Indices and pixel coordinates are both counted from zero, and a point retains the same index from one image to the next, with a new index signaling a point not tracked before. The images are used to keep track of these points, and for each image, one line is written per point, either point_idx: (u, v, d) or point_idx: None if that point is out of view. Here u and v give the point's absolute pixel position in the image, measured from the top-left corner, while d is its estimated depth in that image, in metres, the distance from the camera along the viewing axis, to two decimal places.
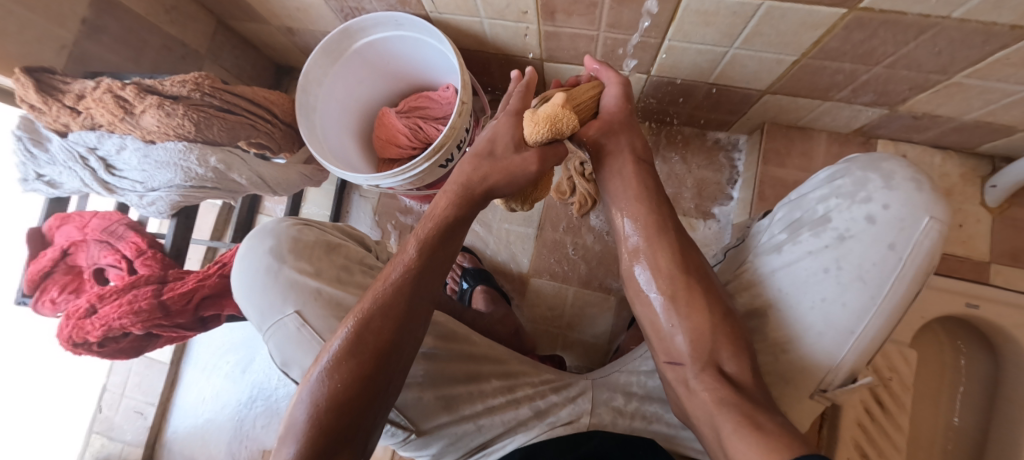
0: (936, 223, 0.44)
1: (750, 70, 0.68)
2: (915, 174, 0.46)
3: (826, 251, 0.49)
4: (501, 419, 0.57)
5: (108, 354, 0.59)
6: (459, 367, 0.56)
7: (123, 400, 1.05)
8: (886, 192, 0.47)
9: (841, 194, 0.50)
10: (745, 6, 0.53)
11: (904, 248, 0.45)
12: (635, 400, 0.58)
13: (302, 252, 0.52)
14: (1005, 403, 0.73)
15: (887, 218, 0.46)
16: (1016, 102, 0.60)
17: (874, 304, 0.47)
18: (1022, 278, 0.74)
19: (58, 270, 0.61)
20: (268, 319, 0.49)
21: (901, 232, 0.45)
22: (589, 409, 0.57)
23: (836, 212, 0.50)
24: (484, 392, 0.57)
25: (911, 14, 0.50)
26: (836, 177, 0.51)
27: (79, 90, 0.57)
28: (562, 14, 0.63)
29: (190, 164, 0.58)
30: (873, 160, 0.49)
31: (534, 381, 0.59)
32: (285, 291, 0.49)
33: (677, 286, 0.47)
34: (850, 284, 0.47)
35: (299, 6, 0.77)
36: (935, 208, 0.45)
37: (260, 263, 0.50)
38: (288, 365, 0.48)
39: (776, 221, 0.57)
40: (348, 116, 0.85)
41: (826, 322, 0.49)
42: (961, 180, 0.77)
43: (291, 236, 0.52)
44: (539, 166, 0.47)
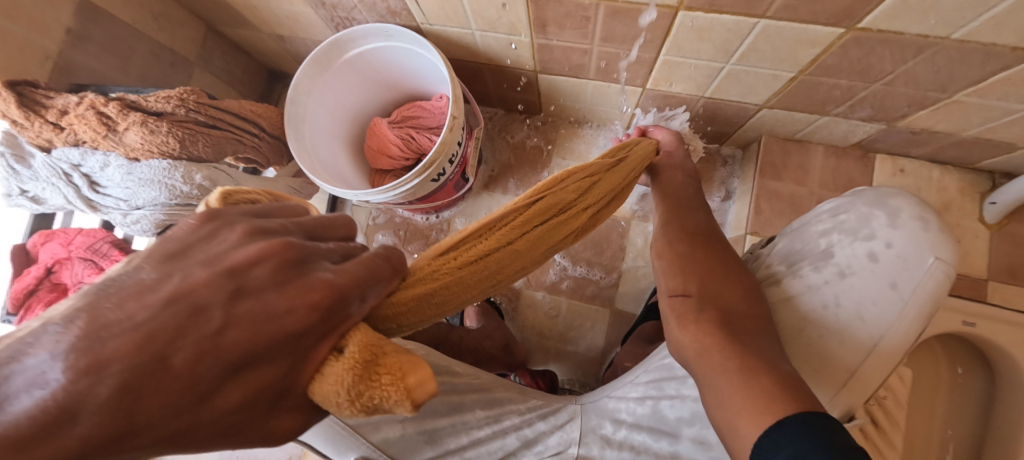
0: (941, 265, 0.43)
1: (746, 84, 0.67)
2: (922, 212, 0.46)
3: (826, 286, 0.48)
4: (487, 450, 0.57)
5: None
6: (444, 400, 0.54)
7: None
8: (890, 230, 0.46)
9: (844, 229, 0.49)
10: (740, 23, 0.52)
11: (906, 288, 0.44)
12: (623, 427, 0.56)
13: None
14: (1000, 422, 0.72)
15: (889, 256, 0.45)
16: (1016, 121, 0.59)
17: (875, 345, 0.45)
18: (1020, 295, 0.73)
19: (42, 288, 0.60)
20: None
21: (904, 271, 0.45)
22: (577, 438, 0.57)
23: (838, 247, 0.49)
24: (467, 423, 0.56)
25: (909, 34, 0.48)
26: (839, 212, 0.51)
27: (63, 105, 0.55)
28: (555, 27, 0.62)
29: (174, 182, 0.57)
30: (881, 196, 0.48)
31: (520, 409, 0.58)
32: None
33: (693, 246, 0.50)
34: (849, 322, 0.46)
35: (289, 14, 0.75)
36: (941, 248, 0.44)
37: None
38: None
39: (775, 252, 0.57)
40: (338, 126, 0.84)
41: (823, 359, 0.47)
42: (959, 195, 0.76)
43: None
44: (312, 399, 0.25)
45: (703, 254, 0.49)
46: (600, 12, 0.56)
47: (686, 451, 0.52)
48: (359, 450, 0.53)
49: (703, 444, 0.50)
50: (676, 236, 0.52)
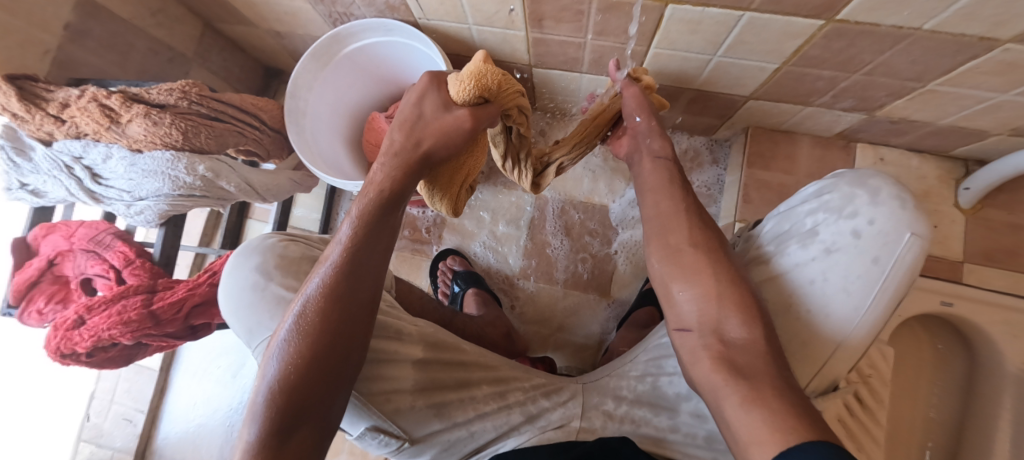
0: (919, 239, 0.46)
1: (734, 76, 0.69)
2: (900, 192, 0.47)
3: (813, 262, 0.50)
4: (494, 425, 0.58)
5: (97, 364, 0.58)
6: (448, 374, 0.57)
7: (112, 407, 1.03)
8: (872, 207, 0.48)
9: (829, 208, 0.51)
10: (728, 16, 0.55)
11: (887, 262, 0.46)
12: (625, 404, 0.59)
13: (288, 268, 0.52)
14: (981, 397, 0.75)
15: (871, 233, 0.47)
16: (988, 109, 0.63)
17: (859, 316, 0.48)
18: (995, 276, 0.77)
19: (44, 280, 0.60)
20: (257, 338, 0.50)
21: (884, 247, 0.47)
22: (579, 412, 0.58)
23: (823, 225, 0.50)
24: (475, 398, 0.58)
25: (886, 25, 0.51)
26: (823, 192, 0.52)
27: (63, 98, 0.56)
28: (550, 21, 0.64)
29: (178, 173, 0.58)
30: (860, 177, 0.50)
31: (525, 387, 0.60)
32: (272, 310, 0.50)
33: (685, 258, 0.47)
34: (834, 296, 0.48)
35: (287, 10, 0.76)
36: (918, 224, 0.46)
37: (246, 279, 0.51)
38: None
39: (767, 232, 0.58)
40: (337, 120, 0.85)
41: (812, 331, 0.50)
42: (937, 182, 0.80)
43: (279, 252, 0.53)
44: (473, 124, 0.45)
45: (704, 270, 0.46)
46: (593, 6, 0.58)
47: (685, 424, 0.56)
48: (370, 420, 0.52)
49: (701, 417, 0.56)
50: (677, 250, 0.48)
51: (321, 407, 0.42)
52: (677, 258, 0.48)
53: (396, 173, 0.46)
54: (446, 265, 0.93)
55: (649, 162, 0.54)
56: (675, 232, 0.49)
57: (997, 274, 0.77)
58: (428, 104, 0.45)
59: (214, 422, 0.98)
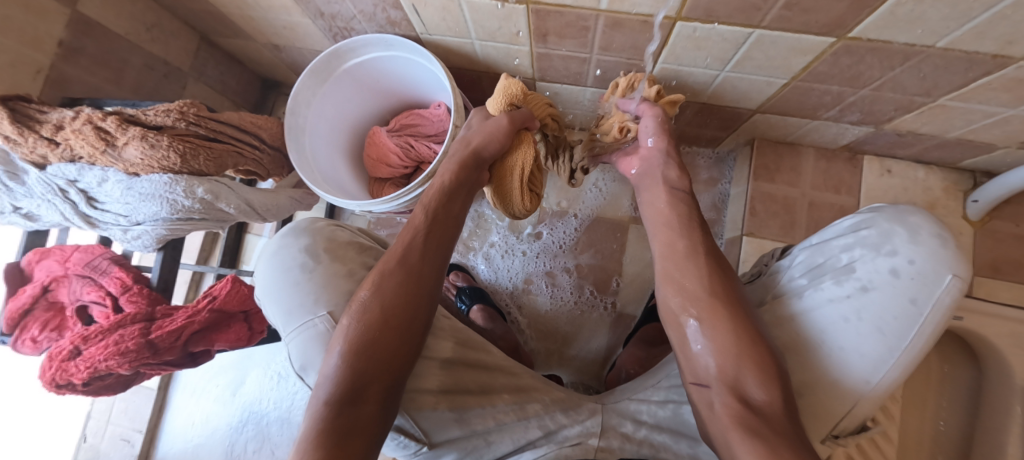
0: (959, 281, 0.45)
1: (740, 90, 0.68)
2: (941, 231, 0.47)
3: (847, 299, 0.49)
4: (511, 436, 0.58)
5: (93, 392, 0.57)
6: (472, 378, 0.58)
7: (109, 427, 1.02)
8: (911, 247, 0.47)
9: (866, 245, 0.51)
10: (736, 33, 0.54)
11: (925, 304, 0.46)
12: (644, 427, 0.58)
13: (335, 253, 0.54)
14: (988, 410, 0.75)
15: (911, 273, 0.47)
16: (997, 123, 0.62)
17: (893, 355, 0.47)
18: (1004, 289, 0.77)
19: (38, 307, 0.58)
20: (293, 320, 0.49)
21: (923, 287, 0.46)
22: (598, 431, 0.58)
23: (860, 262, 0.50)
24: (496, 407, 0.58)
25: (897, 43, 0.51)
26: (861, 227, 0.52)
27: (57, 120, 0.55)
28: (555, 37, 0.63)
29: (176, 196, 0.56)
30: (900, 212, 0.50)
31: (545, 398, 0.61)
32: (317, 291, 0.49)
33: (703, 308, 0.47)
34: (868, 334, 0.48)
35: (286, 25, 0.75)
36: (958, 265, 0.45)
37: (294, 259, 0.52)
38: (305, 369, 0.47)
39: (796, 264, 0.58)
40: (338, 135, 0.84)
41: (842, 369, 0.48)
42: (944, 194, 0.80)
43: (327, 237, 0.55)
44: (510, 126, 0.57)
45: (718, 318, 0.46)
46: (599, 22, 0.57)
47: (705, 453, 0.55)
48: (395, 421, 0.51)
49: None
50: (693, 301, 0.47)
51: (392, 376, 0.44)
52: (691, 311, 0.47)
53: (456, 168, 0.55)
54: (450, 280, 0.91)
55: (665, 193, 0.55)
56: (689, 277, 0.49)
57: (1004, 286, 0.77)
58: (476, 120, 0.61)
59: (211, 441, 0.96)
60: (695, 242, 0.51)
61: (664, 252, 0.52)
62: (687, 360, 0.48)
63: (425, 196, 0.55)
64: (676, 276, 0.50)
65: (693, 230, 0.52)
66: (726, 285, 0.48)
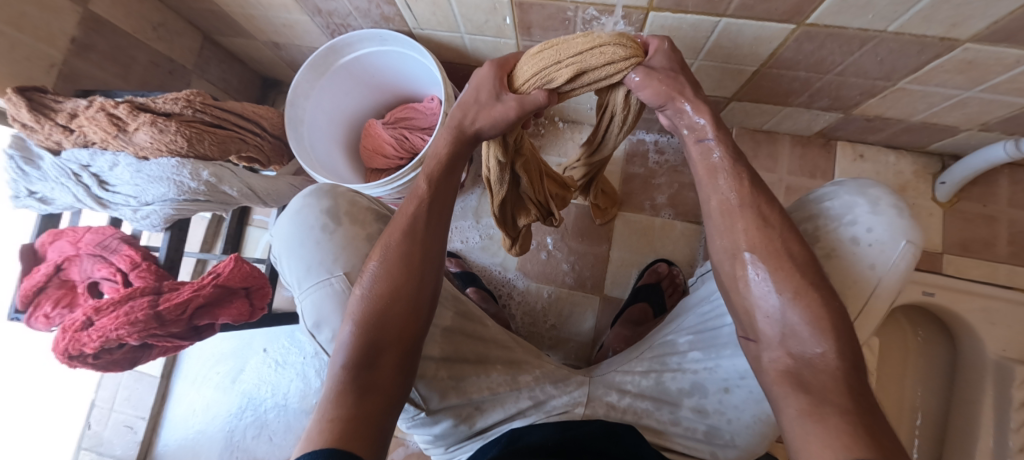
0: (912, 246, 0.46)
1: (715, 78, 0.73)
2: (898, 201, 0.48)
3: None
4: (503, 406, 0.61)
5: (102, 366, 0.60)
6: (470, 349, 0.62)
7: (113, 414, 1.04)
8: (872, 216, 0.47)
9: (829, 216, 0.50)
10: (705, 22, 0.58)
11: (882, 268, 0.47)
12: (628, 396, 0.61)
13: (355, 216, 0.58)
14: (963, 384, 0.77)
15: (871, 241, 0.47)
16: (955, 105, 0.66)
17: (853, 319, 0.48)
18: (973, 266, 0.80)
19: (51, 285, 0.62)
20: (311, 277, 0.54)
21: (881, 255, 0.47)
22: (584, 400, 0.61)
23: (823, 232, 0.50)
24: (491, 378, 0.62)
25: (852, 28, 0.55)
26: (824, 200, 0.51)
27: (71, 109, 0.59)
28: (538, 29, 0.67)
29: (183, 178, 0.60)
30: (860, 186, 0.50)
31: (535, 371, 0.64)
32: (336, 252, 0.54)
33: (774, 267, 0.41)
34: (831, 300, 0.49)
35: (285, 22, 0.79)
36: (912, 232, 0.46)
37: (315, 220, 0.56)
38: (318, 325, 0.53)
39: None
40: (334, 128, 0.87)
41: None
42: (914, 177, 0.83)
43: (347, 200, 0.58)
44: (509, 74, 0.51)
45: (779, 271, 0.41)
46: (578, 14, 0.62)
47: (685, 418, 0.58)
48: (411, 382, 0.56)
49: (701, 412, 0.57)
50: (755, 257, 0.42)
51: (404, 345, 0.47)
52: (754, 268, 0.42)
53: (452, 138, 0.51)
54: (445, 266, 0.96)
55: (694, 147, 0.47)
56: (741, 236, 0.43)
57: (974, 263, 0.80)
58: (484, 89, 0.50)
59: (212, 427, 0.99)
60: (756, 194, 0.44)
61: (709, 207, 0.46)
62: (746, 313, 0.44)
63: (426, 167, 0.53)
64: (728, 236, 0.44)
65: (749, 178, 0.44)
66: (802, 247, 0.42)
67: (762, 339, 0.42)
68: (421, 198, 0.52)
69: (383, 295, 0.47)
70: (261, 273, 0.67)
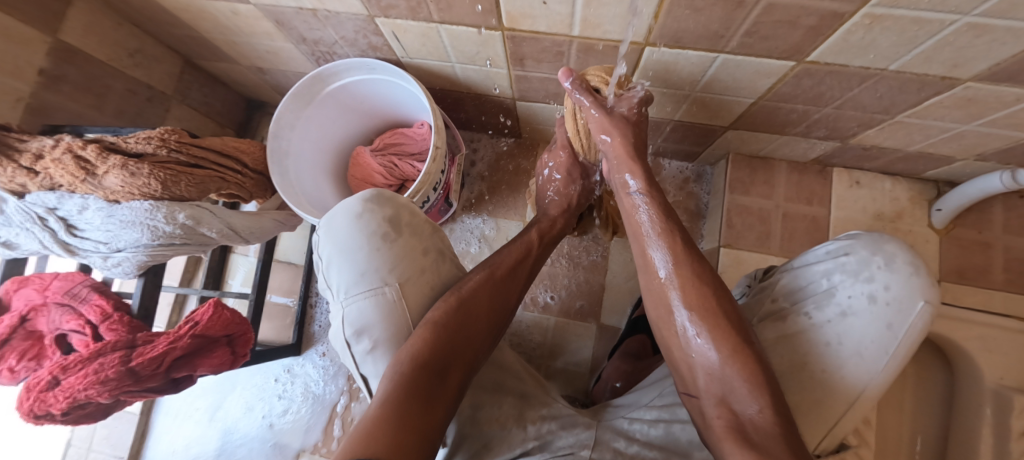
0: (928, 306, 0.48)
1: (712, 109, 0.71)
2: (913, 259, 0.49)
3: (832, 323, 0.50)
4: (510, 445, 0.57)
5: (72, 421, 0.56)
6: (487, 376, 0.63)
7: (89, 455, 0.99)
8: (887, 273, 0.49)
9: (846, 270, 0.51)
10: (703, 57, 0.57)
11: (900, 329, 0.48)
12: (636, 443, 0.58)
13: (414, 228, 0.56)
14: (959, 412, 0.77)
15: (887, 299, 0.48)
16: (953, 137, 0.65)
17: (874, 379, 0.48)
18: (971, 294, 0.80)
19: (16, 336, 0.58)
20: (363, 283, 0.51)
21: (897, 313, 0.48)
22: (591, 443, 0.58)
23: (840, 287, 0.51)
24: (500, 411, 0.59)
25: (852, 66, 0.53)
26: (840, 253, 0.53)
27: (37, 149, 0.56)
28: (531, 61, 0.65)
29: (157, 223, 0.56)
30: (876, 240, 0.51)
31: (541, 412, 0.61)
32: (392, 262, 0.52)
33: (704, 318, 0.49)
34: (851, 358, 0.48)
35: (269, 49, 0.76)
36: (927, 291, 0.48)
37: (375, 227, 0.53)
38: (360, 334, 0.51)
39: (777, 287, 0.58)
40: (321, 157, 0.84)
41: (826, 395, 0.49)
42: (910, 203, 0.83)
43: (410, 210, 0.57)
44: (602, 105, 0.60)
45: (717, 331, 0.48)
46: (573, 48, 0.60)
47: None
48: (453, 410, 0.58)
49: None
50: (692, 314, 0.50)
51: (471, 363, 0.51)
52: (682, 318, 0.51)
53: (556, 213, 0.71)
54: None
55: (626, 198, 0.60)
56: (674, 289, 0.52)
57: (971, 291, 0.80)
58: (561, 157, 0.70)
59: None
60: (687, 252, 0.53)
61: (637, 252, 0.58)
62: (684, 367, 0.51)
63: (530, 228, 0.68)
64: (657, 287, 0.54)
65: (678, 237, 0.54)
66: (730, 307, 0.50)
67: (701, 394, 0.49)
68: (524, 252, 0.64)
69: (472, 311, 0.53)
70: (243, 318, 0.64)
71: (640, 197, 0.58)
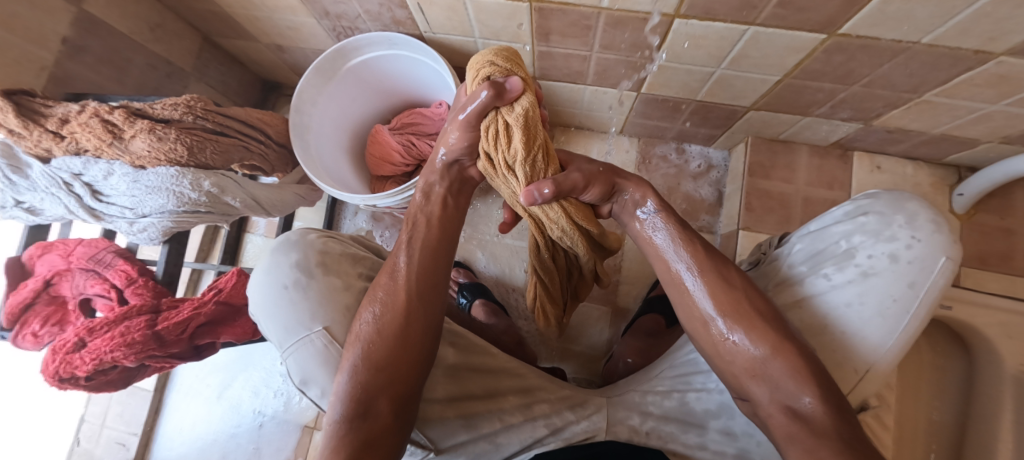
0: (950, 263, 0.47)
1: (736, 88, 0.71)
2: (936, 216, 0.48)
3: (849, 286, 0.50)
4: (519, 436, 0.57)
5: (94, 388, 0.56)
6: (477, 383, 0.57)
7: (103, 431, 0.99)
8: (910, 230, 0.48)
9: (866, 231, 0.51)
10: (732, 30, 0.56)
11: (922, 286, 0.47)
12: (651, 419, 0.58)
13: (329, 267, 0.51)
14: (977, 400, 0.76)
15: (908, 257, 0.48)
16: (980, 118, 0.65)
17: (891, 339, 0.48)
18: (992, 280, 0.79)
19: (40, 301, 0.58)
20: (289, 336, 0.48)
21: (920, 272, 0.47)
22: (605, 426, 0.58)
23: (861, 248, 0.51)
24: (503, 409, 0.57)
25: (885, 40, 0.53)
26: (857, 215, 0.53)
27: (63, 114, 0.55)
28: (557, 36, 0.64)
29: (183, 189, 0.56)
30: (897, 199, 0.51)
31: (551, 398, 0.60)
32: (314, 307, 0.49)
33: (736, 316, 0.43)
34: (871, 319, 0.48)
35: (290, 25, 0.76)
36: (950, 248, 0.47)
37: (286, 277, 0.49)
38: (306, 383, 0.49)
39: (795, 252, 0.58)
40: (340, 135, 0.84)
41: (847, 357, 0.49)
42: (932, 188, 0.82)
43: (317, 249, 0.52)
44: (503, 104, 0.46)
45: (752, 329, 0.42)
46: (601, 21, 0.59)
47: (713, 442, 0.56)
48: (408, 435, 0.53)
49: (729, 434, 0.55)
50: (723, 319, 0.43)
51: (404, 386, 0.44)
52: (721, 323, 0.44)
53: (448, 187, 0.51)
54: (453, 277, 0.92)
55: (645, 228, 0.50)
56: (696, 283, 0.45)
57: (994, 276, 0.79)
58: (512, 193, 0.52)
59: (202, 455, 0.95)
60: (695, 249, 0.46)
61: (666, 278, 0.48)
62: (732, 372, 0.44)
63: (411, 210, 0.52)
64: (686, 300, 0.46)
65: (689, 241, 0.47)
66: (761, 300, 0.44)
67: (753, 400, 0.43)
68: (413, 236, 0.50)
69: (371, 342, 0.44)
70: None
71: (655, 218, 0.49)
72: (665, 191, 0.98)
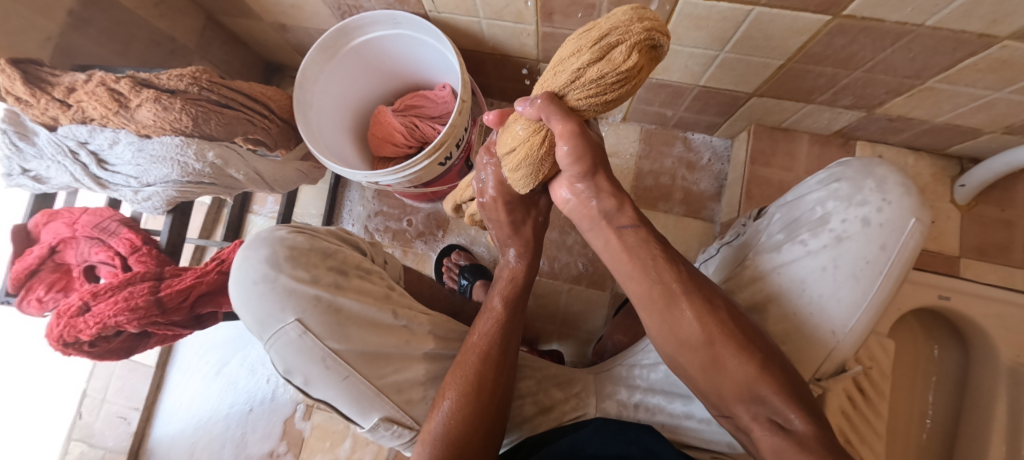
0: (920, 225, 0.47)
1: (738, 72, 0.71)
2: (906, 179, 0.48)
3: (824, 250, 0.50)
4: None
5: (98, 355, 0.57)
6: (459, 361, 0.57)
7: (104, 406, 1.00)
8: (880, 195, 0.49)
9: (839, 197, 0.51)
10: (736, 11, 0.56)
11: (893, 248, 0.48)
12: (638, 392, 0.59)
13: (296, 260, 0.53)
14: (972, 390, 0.76)
15: (879, 220, 0.48)
16: (983, 106, 0.64)
17: (867, 300, 0.49)
18: (991, 271, 0.79)
19: (45, 268, 0.59)
20: (268, 329, 0.51)
21: (891, 234, 0.48)
22: (593, 402, 0.60)
23: (835, 213, 0.51)
24: None
25: (888, 22, 0.52)
26: (830, 181, 0.53)
27: (69, 83, 0.55)
28: (560, 16, 0.64)
29: (187, 159, 0.57)
30: (866, 165, 0.51)
31: (537, 376, 0.60)
32: (284, 299, 0.51)
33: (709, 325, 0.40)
34: (845, 280, 0.49)
35: (294, 2, 0.76)
36: (920, 210, 0.47)
37: (256, 273, 0.51)
38: (290, 372, 0.50)
39: (772, 221, 0.58)
40: (342, 115, 0.85)
41: (823, 321, 0.50)
42: (932, 179, 0.83)
43: (286, 246, 0.53)
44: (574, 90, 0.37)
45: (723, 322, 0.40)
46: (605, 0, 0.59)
47: (698, 410, 0.56)
48: (383, 412, 0.50)
49: None
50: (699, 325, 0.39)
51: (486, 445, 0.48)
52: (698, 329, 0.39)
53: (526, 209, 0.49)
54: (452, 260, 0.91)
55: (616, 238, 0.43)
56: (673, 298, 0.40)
57: (991, 267, 0.80)
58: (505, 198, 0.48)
59: (197, 432, 0.96)
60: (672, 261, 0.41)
61: (639, 297, 0.43)
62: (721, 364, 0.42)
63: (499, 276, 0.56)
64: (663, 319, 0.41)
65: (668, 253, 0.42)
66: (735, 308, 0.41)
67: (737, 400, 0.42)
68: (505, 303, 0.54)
69: (465, 401, 0.48)
70: None
71: (632, 232, 0.42)
72: (666, 179, 0.99)
